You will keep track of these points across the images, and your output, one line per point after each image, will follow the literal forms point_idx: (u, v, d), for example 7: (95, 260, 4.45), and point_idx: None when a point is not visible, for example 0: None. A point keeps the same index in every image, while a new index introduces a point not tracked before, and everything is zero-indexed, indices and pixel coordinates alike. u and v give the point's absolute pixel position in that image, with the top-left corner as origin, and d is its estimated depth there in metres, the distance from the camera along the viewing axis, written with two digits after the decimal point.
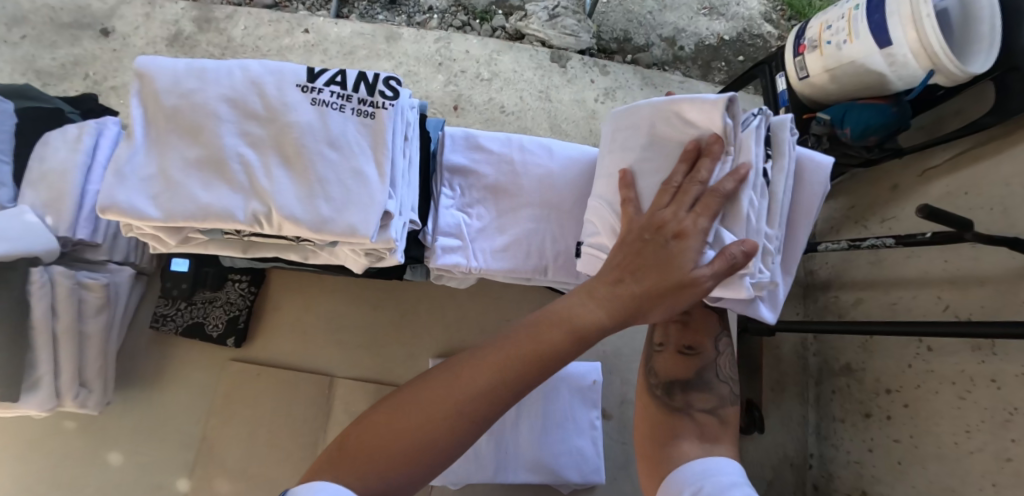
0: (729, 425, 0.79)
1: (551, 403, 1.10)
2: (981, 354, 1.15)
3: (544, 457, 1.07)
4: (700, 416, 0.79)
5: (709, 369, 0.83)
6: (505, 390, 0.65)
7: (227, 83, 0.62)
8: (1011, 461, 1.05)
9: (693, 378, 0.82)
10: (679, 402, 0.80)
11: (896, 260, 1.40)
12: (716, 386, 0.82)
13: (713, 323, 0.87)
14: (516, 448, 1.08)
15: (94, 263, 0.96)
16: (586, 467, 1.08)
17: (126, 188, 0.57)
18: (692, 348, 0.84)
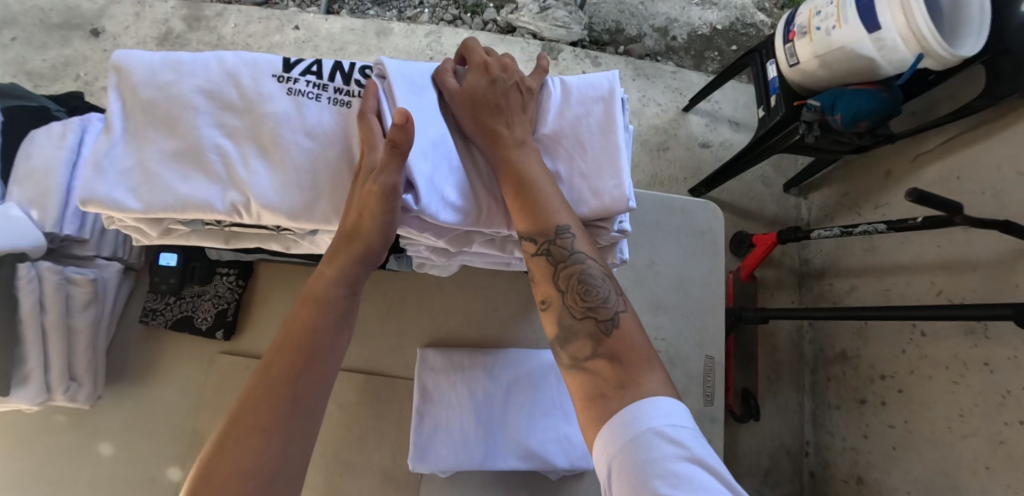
0: (624, 359, 0.58)
1: (540, 391, 0.78)
2: (975, 337, 1.15)
3: (535, 461, 0.74)
4: (591, 365, 0.58)
5: (565, 314, 0.60)
6: (288, 379, 0.55)
7: (206, 71, 0.53)
8: (1004, 444, 1.06)
9: (560, 331, 0.60)
10: (565, 362, 0.61)
11: (890, 244, 1.40)
12: (580, 328, 0.59)
13: (546, 262, 0.60)
14: (489, 442, 0.75)
15: (83, 258, 0.72)
16: (573, 452, 0.76)
17: (104, 182, 0.50)
18: (544, 301, 0.61)
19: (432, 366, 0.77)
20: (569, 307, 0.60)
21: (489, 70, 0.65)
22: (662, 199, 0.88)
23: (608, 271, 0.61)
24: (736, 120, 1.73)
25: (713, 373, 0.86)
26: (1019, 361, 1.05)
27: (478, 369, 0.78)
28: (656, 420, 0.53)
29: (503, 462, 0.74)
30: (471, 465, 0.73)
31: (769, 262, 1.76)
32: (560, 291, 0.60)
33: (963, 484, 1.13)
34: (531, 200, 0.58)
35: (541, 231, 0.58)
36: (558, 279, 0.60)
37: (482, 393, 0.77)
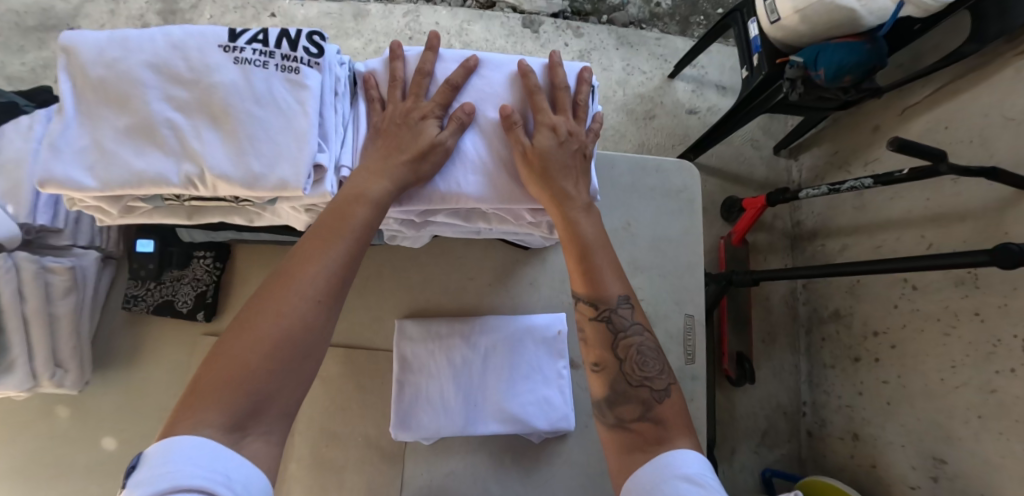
0: (670, 423, 0.61)
1: (517, 356, 0.80)
2: (965, 288, 1.14)
3: (516, 423, 0.77)
4: (638, 425, 0.61)
5: (620, 381, 0.63)
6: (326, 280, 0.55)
7: (154, 46, 0.53)
8: (995, 392, 1.06)
9: (612, 394, 0.63)
10: (611, 422, 0.63)
11: (879, 200, 1.39)
12: (633, 394, 0.62)
13: (605, 329, 0.65)
14: (469, 407, 0.77)
15: (59, 248, 0.72)
16: (551, 413, 0.78)
17: (61, 161, 0.51)
18: (598, 365, 0.64)
19: (410, 336, 0.78)
20: (625, 373, 0.63)
21: (557, 130, 0.63)
22: (637, 160, 0.88)
23: (660, 347, 0.65)
24: (722, 85, 1.71)
25: (692, 332, 0.87)
26: (1009, 308, 1.04)
27: (456, 336, 0.79)
28: (683, 467, 0.55)
29: (484, 426, 0.76)
30: (452, 430, 0.76)
31: (761, 226, 1.74)
32: (618, 358, 0.64)
33: (956, 433, 1.14)
34: (593, 272, 0.65)
35: (601, 298, 0.64)
36: (617, 348, 0.64)
37: (461, 360, 0.78)
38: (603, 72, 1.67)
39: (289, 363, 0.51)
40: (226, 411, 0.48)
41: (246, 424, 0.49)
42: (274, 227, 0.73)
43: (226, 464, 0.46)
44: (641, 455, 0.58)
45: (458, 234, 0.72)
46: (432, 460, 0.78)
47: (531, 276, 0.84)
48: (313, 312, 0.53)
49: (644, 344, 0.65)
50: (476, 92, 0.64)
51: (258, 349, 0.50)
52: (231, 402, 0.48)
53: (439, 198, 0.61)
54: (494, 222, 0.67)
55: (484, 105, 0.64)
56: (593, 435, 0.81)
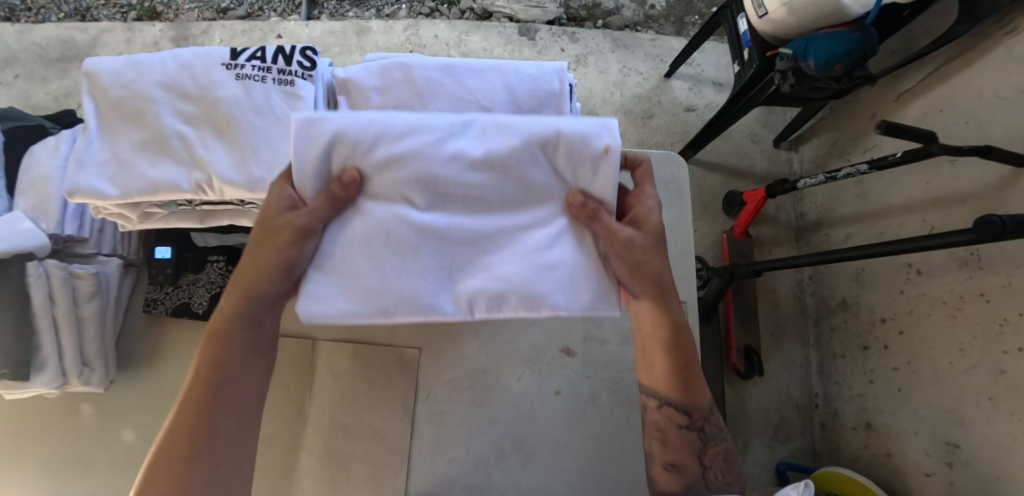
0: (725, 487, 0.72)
1: (486, 192, 0.58)
2: (968, 270, 1.14)
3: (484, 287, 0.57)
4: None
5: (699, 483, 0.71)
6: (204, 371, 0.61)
7: (164, 66, 0.59)
8: (1005, 373, 1.06)
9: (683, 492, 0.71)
10: None
11: (880, 187, 1.39)
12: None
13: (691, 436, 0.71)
14: (409, 270, 0.57)
15: (85, 256, 0.78)
16: (578, 279, 0.59)
17: (85, 173, 0.56)
18: (677, 466, 0.72)
19: (329, 153, 0.56)
20: (710, 479, 0.71)
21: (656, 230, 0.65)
22: None
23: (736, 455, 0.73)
24: (719, 82, 1.74)
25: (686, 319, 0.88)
26: (1013, 288, 1.04)
27: (391, 150, 0.56)
28: None
29: (438, 303, 0.57)
30: (390, 313, 0.57)
31: (764, 219, 1.74)
32: (702, 465, 0.71)
33: (968, 417, 1.13)
34: (691, 379, 0.70)
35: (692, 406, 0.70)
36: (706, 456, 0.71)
37: (403, 197, 0.57)
38: (601, 75, 1.70)
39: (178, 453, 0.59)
40: None
41: None
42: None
43: None
44: None
45: None
46: (437, 449, 0.80)
47: None
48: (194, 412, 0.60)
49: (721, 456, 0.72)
50: (457, 95, 0.65)
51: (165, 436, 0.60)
52: None
53: None
54: None
55: (462, 109, 0.65)
56: (591, 421, 0.82)
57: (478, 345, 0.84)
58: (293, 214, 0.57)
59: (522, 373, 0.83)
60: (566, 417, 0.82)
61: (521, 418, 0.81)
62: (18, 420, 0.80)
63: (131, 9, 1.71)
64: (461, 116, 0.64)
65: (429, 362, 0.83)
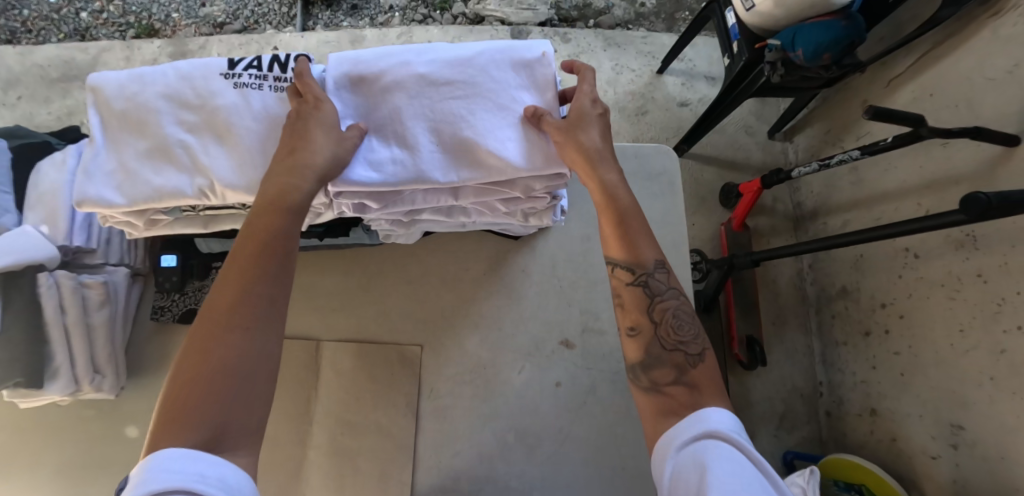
0: (703, 388, 0.61)
1: (466, 84, 0.65)
2: (965, 251, 1.15)
3: (475, 155, 0.64)
4: (671, 389, 0.62)
5: (654, 344, 0.64)
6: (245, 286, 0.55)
7: (164, 78, 0.61)
8: (1005, 353, 1.06)
9: (646, 358, 0.64)
10: (645, 385, 0.64)
11: (874, 173, 1.41)
12: (668, 357, 0.64)
13: (642, 293, 0.66)
14: (408, 146, 0.64)
15: (93, 266, 0.80)
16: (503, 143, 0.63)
17: (93, 184, 0.58)
18: (635, 328, 0.66)
19: (349, 79, 0.66)
20: (660, 337, 0.65)
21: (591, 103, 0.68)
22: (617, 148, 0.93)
23: (695, 312, 0.67)
24: (711, 76, 1.75)
25: None
26: (1009, 267, 1.05)
27: (394, 76, 0.65)
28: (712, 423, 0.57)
29: (433, 171, 0.63)
30: (398, 184, 0.62)
31: (762, 210, 1.75)
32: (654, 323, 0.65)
33: (971, 398, 1.13)
34: (631, 237, 0.67)
35: (637, 264, 0.66)
36: (654, 311, 0.66)
37: (396, 91, 0.65)
38: None
39: (204, 364, 0.52)
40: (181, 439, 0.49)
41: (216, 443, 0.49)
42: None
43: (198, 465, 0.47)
44: (673, 418, 0.60)
45: (444, 227, 0.77)
46: (440, 443, 0.81)
47: (522, 264, 0.89)
48: (231, 319, 0.54)
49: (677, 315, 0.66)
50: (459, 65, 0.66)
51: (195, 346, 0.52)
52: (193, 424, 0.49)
53: (420, 198, 0.66)
54: (474, 215, 0.74)
55: (461, 75, 0.66)
56: (591, 412, 0.83)
57: (478, 341, 0.86)
58: (300, 101, 0.61)
59: (522, 366, 0.85)
60: (566, 408, 0.83)
61: (523, 410, 0.83)
62: (31, 428, 0.82)
63: (129, 27, 1.75)
64: (460, 83, 0.65)
65: (430, 359, 0.85)
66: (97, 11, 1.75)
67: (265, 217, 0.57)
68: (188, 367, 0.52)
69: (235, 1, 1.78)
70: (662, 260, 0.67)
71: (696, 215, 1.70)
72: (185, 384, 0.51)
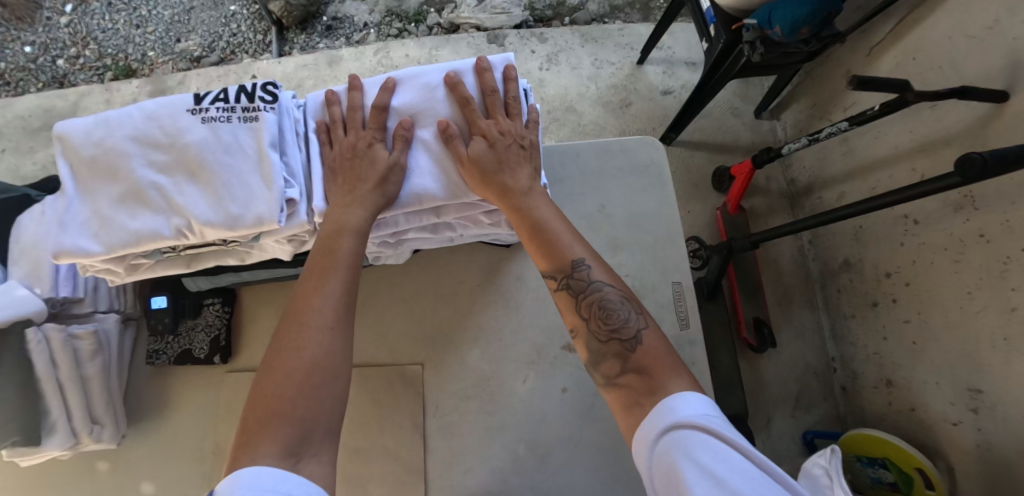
0: (652, 369, 0.61)
1: (436, 111, 0.68)
2: (965, 213, 1.14)
3: (444, 176, 0.66)
4: (624, 380, 0.63)
5: (592, 340, 0.65)
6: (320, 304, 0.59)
7: (132, 120, 0.60)
8: (1016, 311, 1.04)
9: (589, 356, 0.66)
10: (602, 381, 0.65)
11: (864, 142, 1.39)
12: (607, 350, 0.64)
13: (568, 295, 0.66)
14: None
15: (82, 315, 0.79)
16: None
17: (69, 234, 0.57)
18: (572, 331, 0.67)
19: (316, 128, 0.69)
20: (593, 332, 0.65)
21: (488, 133, 0.67)
22: (601, 144, 0.92)
23: (623, 295, 0.66)
24: (691, 61, 1.74)
25: (682, 298, 0.87)
26: (1012, 224, 1.04)
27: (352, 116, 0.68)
28: (683, 410, 0.56)
29: (406, 195, 0.65)
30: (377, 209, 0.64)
31: (756, 190, 1.73)
32: (584, 319, 0.66)
33: (987, 361, 1.11)
34: (550, 240, 0.66)
35: (558, 267, 0.66)
36: (581, 309, 0.65)
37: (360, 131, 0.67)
38: (573, 71, 1.72)
39: (289, 374, 0.55)
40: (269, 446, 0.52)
41: (299, 451, 0.52)
42: (265, 261, 0.76)
43: (287, 483, 0.49)
44: (637, 410, 0.60)
45: (432, 245, 0.78)
46: (451, 461, 0.80)
47: (517, 270, 0.88)
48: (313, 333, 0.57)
49: (605, 307, 0.65)
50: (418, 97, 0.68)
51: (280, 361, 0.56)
52: (280, 433, 0.53)
53: (403, 220, 0.67)
54: (460, 230, 0.73)
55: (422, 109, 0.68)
56: (601, 414, 0.81)
57: (480, 352, 0.84)
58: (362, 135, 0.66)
59: (526, 374, 0.84)
60: (575, 412, 0.82)
61: (532, 420, 0.81)
62: (35, 486, 0.81)
63: (106, 69, 1.75)
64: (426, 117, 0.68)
65: (432, 376, 0.84)
66: (74, 57, 1.75)
67: (331, 246, 0.61)
68: (270, 381, 0.55)
69: (209, 34, 1.78)
70: (586, 254, 0.67)
71: (690, 202, 1.69)
72: (270, 395, 0.55)
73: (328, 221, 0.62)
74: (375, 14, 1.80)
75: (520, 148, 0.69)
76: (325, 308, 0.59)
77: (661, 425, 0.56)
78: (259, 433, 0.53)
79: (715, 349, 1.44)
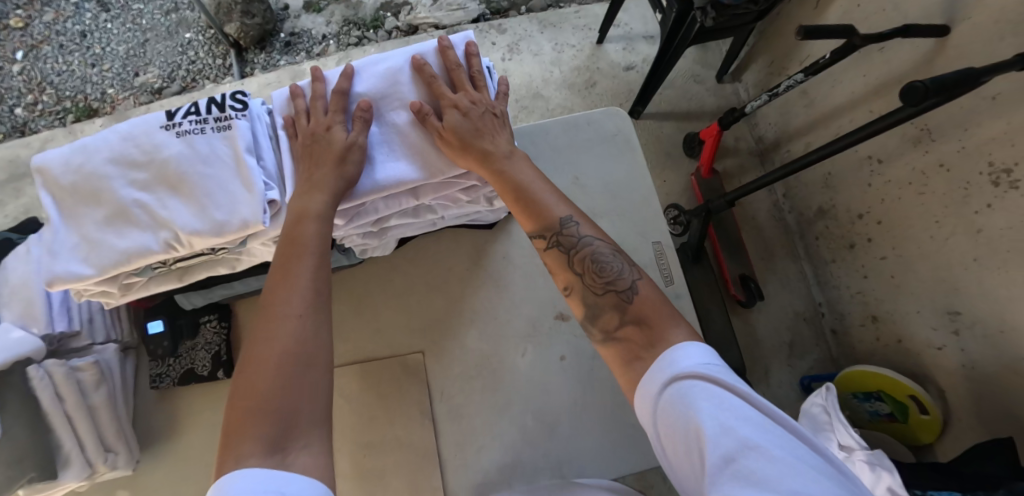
0: (650, 318, 0.64)
1: (403, 94, 0.70)
2: (924, 146, 1.19)
3: (418, 153, 0.68)
4: (623, 333, 0.65)
5: (588, 295, 0.68)
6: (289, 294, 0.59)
7: (107, 143, 0.61)
8: (982, 232, 1.09)
9: (586, 310, 0.68)
10: (601, 335, 0.67)
11: (823, 92, 1.44)
12: (603, 302, 0.66)
13: (559, 253, 0.68)
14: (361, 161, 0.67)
15: (81, 349, 0.79)
16: None
17: (60, 261, 0.58)
18: (567, 288, 0.69)
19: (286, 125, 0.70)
20: (590, 286, 0.67)
21: (460, 106, 0.68)
22: (567, 119, 0.94)
23: (615, 249, 0.68)
24: (649, 34, 1.78)
25: (664, 256, 0.90)
26: (968, 149, 1.09)
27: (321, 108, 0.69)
28: (686, 361, 0.58)
29: (383, 178, 0.66)
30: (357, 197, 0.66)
31: (727, 151, 1.77)
32: (578, 275, 0.68)
33: (962, 284, 1.16)
34: (536, 202, 0.69)
35: (548, 227, 0.68)
36: (574, 265, 0.68)
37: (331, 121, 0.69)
38: (535, 58, 1.74)
39: (267, 366, 0.56)
40: (254, 439, 0.52)
41: (285, 443, 0.53)
42: (256, 267, 0.77)
43: (278, 482, 0.50)
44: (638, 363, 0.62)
45: (417, 231, 0.80)
46: (463, 441, 0.82)
47: (503, 250, 0.90)
48: (286, 324, 0.58)
49: (599, 261, 0.67)
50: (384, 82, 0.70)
51: (257, 355, 0.57)
52: (263, 425, 0.53)
53: (383, 207, 0.69)
54: (440, 212, 0.75)
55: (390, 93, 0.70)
56: (601, 377, 0.84)
57: (477, 333, 0.87)
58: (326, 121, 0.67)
59: (525, 348, 0.86)
60: (576, 378, 0.85)
61: (536, 392, 0.84)
62: None
63: (66, 112, 1.73)
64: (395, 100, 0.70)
65: (434, 362, 0.86)
66: (32, 103, 1.73)
67: (294, 234, 0.61)
68: (249, 376, 0.56)
69: (168, 65, 1.77)
70: (573, 212, 0.69)
71: (665, 171, 1.72)
72: (251, 390, 0.55)
73: (290, 211, 0.63)
74: (332, 25, 1.80)
75: (493, 117, 0.71)
76: (295, 298, 0.59)
77: (664, 377, 0.59)
78: (244, 425, 0.53)
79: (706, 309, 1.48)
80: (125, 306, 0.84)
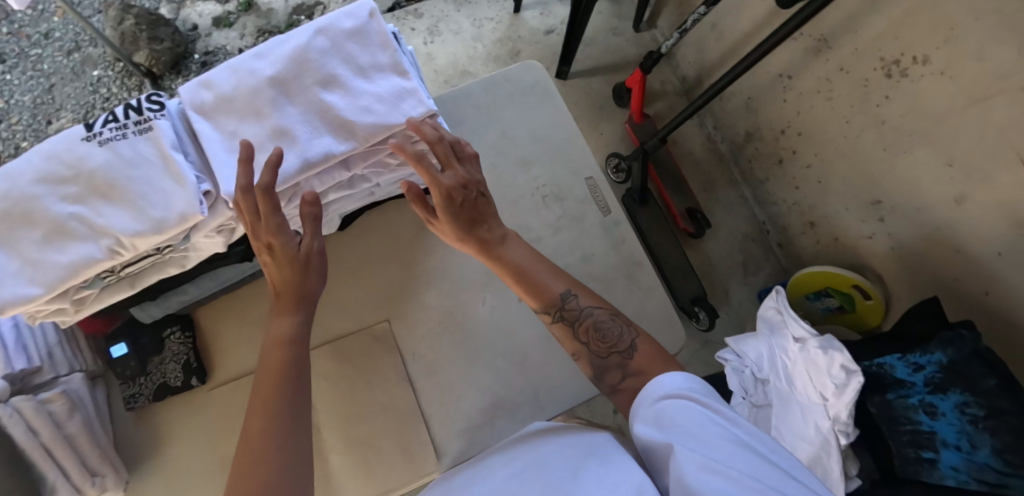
0: (649, 370, 0.65)
1: (314, 66, 0.70)
2: (824, 54, 1.27)
3: (340, 122, 0.69)
4: (626, 385, 0.66)
5: (593, 358, 0.69)
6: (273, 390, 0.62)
7: (29, 163, 0.61)
8: (886, 122, 1.18)
9: (594, 372, 0.69)
10: (608, 389, 0.68)
11: (729, 22, 1.52)
12: (609, 362, 0.68)
13: (564, 326, 0.70)
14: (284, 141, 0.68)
15: (46, 384, 0.78)
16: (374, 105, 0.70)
17: (5, 285, 0.58)
18: (574, 354, 0.71)
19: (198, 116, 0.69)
20: (594, 351, 0.69)
21: (450, 196, 0.69)
22: (487, 79, 0.98)
23: (615, 314, 0.70)
24: None
25: (598, 189, 0.96)
26: (860, 50, 1.18)
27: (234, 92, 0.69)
28: (670, 385, 0.61)
29: (312, 153, 0.68)
30: (289, 179, 0.67)
31: (656, 95, 1.84)
32: (581, 341, 0.70)
33: (878, 173, 1.26)
34: (532, 281, 0.72)
35: (550, 304, 0.70)
36: (579, 333, 0.70)
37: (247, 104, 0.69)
38: (456, 36, 1.76)
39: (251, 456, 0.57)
40: None
41: None
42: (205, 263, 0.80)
43: None
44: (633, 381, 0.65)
45: (357, 203, 0.83)
46: (443, 396, 0.86)
47: None
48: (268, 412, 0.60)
49: (597, 326, 0.69)
50: (292, 59, 0.70)
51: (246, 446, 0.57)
52: None
53: (317, 183, 0.71)
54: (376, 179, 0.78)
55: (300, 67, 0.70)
56: None
57: (438, 294, 0.90)
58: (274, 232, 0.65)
59: (485, 297, 0.90)
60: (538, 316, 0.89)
61: (504, 337, 0.88)
62: None
63: None
64: (306, 72, 0.70)
65: (402, 330, 0.89)
66: None
67: (276, 353, 0.65)
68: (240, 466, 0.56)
69: (82, 106, 1.71)
70: (571, 286, 0.72)
71: (600, 124, 1.78)
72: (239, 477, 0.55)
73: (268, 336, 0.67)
74: (247, 38, 1.78)
75: (482, 197, 0.73)
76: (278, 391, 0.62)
77: (653, 398, 0.60)
78: None
79: (659, 245, 1.55)
80: (84, 338, 0.85)
